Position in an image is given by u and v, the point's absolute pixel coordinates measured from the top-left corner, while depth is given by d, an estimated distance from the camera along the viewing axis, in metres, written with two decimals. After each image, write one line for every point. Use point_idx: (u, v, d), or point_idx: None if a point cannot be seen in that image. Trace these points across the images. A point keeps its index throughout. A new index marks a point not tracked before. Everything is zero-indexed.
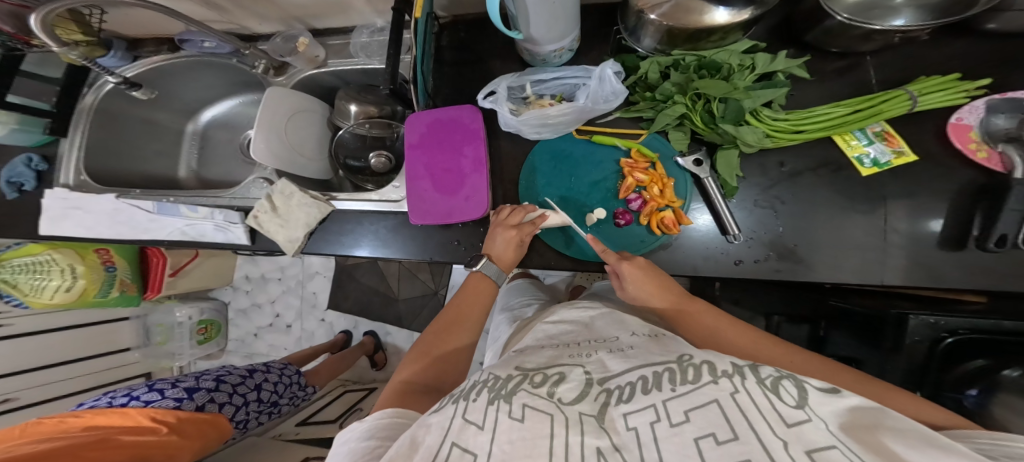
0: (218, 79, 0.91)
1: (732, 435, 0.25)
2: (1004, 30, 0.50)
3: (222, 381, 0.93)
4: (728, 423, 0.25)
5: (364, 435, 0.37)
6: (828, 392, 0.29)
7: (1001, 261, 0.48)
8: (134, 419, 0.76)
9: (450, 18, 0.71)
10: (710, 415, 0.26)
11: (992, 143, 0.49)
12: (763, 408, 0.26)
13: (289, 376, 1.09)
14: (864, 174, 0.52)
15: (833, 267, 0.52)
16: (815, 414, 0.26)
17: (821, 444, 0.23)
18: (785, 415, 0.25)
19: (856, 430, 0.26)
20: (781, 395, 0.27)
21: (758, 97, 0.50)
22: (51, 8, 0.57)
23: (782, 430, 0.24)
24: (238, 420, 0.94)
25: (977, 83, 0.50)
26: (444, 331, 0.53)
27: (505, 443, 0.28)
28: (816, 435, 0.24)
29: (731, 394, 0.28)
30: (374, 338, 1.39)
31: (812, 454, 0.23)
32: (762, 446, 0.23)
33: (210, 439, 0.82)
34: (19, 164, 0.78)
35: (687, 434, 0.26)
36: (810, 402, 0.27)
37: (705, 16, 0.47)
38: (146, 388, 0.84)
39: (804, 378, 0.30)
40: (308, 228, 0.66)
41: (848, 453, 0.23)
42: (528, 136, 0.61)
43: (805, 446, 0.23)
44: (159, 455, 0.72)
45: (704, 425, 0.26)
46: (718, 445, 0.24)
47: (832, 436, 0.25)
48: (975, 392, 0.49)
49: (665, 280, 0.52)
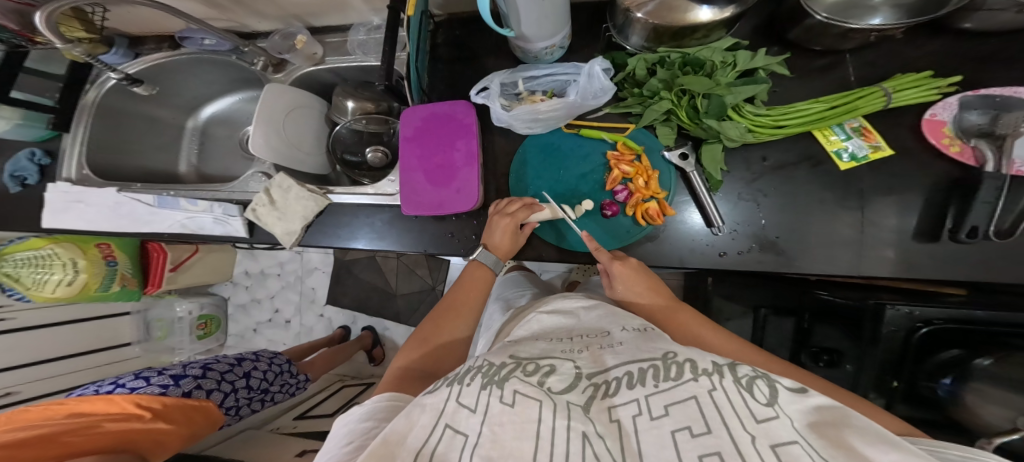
0: (218, 76, 0.92)
1: (706, 429, 0.27)
2: (979, 29, 0.52)
3: (209, 369, 0.95)
4: (703, 418, 0.27)
5: (364, 417, 0.39)
6: (797, 393, 0.30)
7: (971, 253, 0.50)
8: (118, 405, 0.76)
9: (445, 16, 0.72)
10: (688, 410, 0.28)
11: (964, 138, 0.50)
12: (736, 405, 0.28)
13: (278, 364, 1.11)
14: (843, 168, 0.54)
15: (813, 259, 0.53)
16: (783, 412, 0.28)
17: (784, 440, 0.25)
18: (755, 412, 0.27)
19: (821, 427, 0.28)
20: (753, 393, 0.29)
21: (739, 92, 0.52)
22: (55, 6, 0.59)
23: (752, 425, 0.26)
24: (227, 407, 0.97)
25: (949, 80, 0.51)
26: (442, 320, 0.55)
27: (494, 425, 0.30)
28: (780, 431, 0.26)
29: (709, 391, 0.29)
30: (373, 333, 1.40)
31: (776, 449, 0.25)
32: (732, 439, 0.25)
33: (199, 424, 0.86)
34: (22, 158, 0.80)
35: (666, 427, 0.28)
36: (780, 400, 0.29)
37: (689, 14, 0.49)
38: (133, 376, 0.87)
39: (776, 378, 0.31)
40: (305, 221, 0.68)
41: (809, 449, 0.25)
42: (520, 131, 0.63)
43: (770, 441, 0.25)
44: (144, 443, 0.75)
45: (682, 419, 0.28)
46: (693, 437, 0.26)
47: (796, 432, 0.26)
48: (950, 380, 0.52)
49: (657, 281, 0.54)
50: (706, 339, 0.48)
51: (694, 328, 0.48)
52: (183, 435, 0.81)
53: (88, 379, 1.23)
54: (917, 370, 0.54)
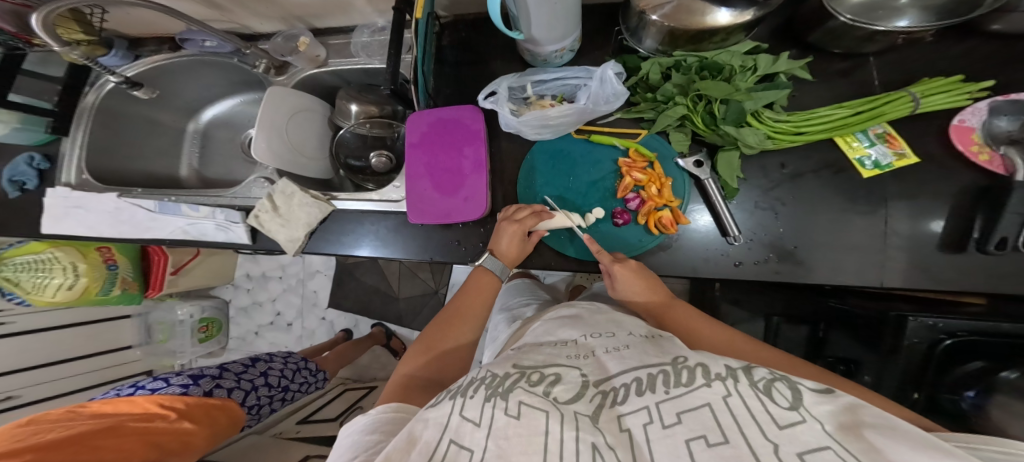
0: (219, 78, 0.91)
1: (723, 438, 0.25)
2: (1007, 32, 0.50)
3: (225, 369, 0.94)
4: (718, 427, 0.26)
5: (366, 429, 0.38)
6: (822, 394, 0.29)
7: (1000, 263, 0.48)
8: (141, 405, 0.75)
9: (452, 17, 0.71)
10: (702, 418, 0.27)
11: (994, 145, 0.49)
12: (755, 411, 0.26)
13: (294, 362, 1.11)
14: (865, 176, 0.52)
15: (834, 270, 0.52)
16: (809, 415, 0.26)
17: (814, 445, 0.23)
18: (777, 417, 0.26)
19: (848, 428, 0.26)
20: (773, 397, 0.27)
21: (760, 98, 0.50)
22: (52, 8, 0.57)
23: (774, 431, 0.24)
24: (250, 405, 0.96)
25: (980, 85, 0.49)
26: (447, 325, 0.53)
27: (500, 438, 0.28)
28: (808, 436, 0.24)
29: (723, 398, 0.27)
30: (384, 327, 1.39)
31: (804, 456, 0.23)
32: (751, 449, 0.23)
33: (222, 425, 0.82)
34: (21, 162, 0.79)
35: (679, 436, 0.26)
36: (805, 403, 0.27)
37: (707, 16, 0.47)
38: (152, 378, 0.88)
39: (797, 379, 0.30)
40: (308, 228, 0.67)
41: (842, 453, 0.23)
42: (529, 137, 0.61)
43: (797, 448, 0.23)
44: (172, 442, 0.72)
45: (696, 427, 0.26)
46: (708, 447, 0.25)
47: (826, 436, 0.24)
48: (974, 392, 0.51)
49: (656, 281, 0.52)
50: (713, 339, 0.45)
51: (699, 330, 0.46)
52: (207, 435, 0.77)
53: (90, 383, 1.22)
54: (938, 381, 0.53)
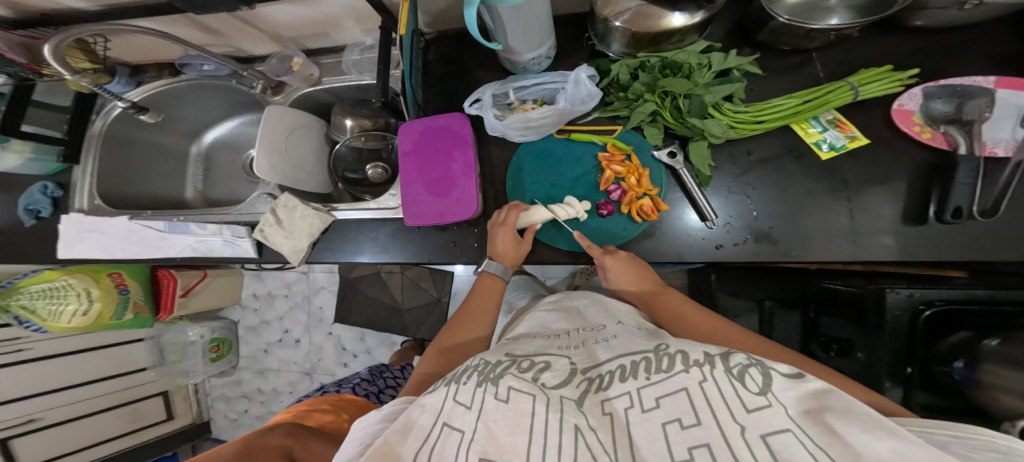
0: (219, 101, 0.95)
1: (696, 420, 0.27)
2: (933, 25, 0.54)
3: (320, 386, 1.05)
4: (693, 409, 0.28)
5: (379, 418, 0.40)
6: (793, 378, 0.30)
7: (955, 233, 0.51)
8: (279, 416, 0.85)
9: (435, 33, 0.75)
10: (679, 402, 0.29)
11: (934, 125, 0.53)
12: (727, 396, 0.28)
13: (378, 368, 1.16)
14: (823, 158, 0.56)
15: (809, 249, 0.55)
16: (776, 400, 0.28)
17: (776, 427, 0.25)
18: (747, 402, 0.28)
19: (813, 413, 0.27)
20: (745, 383, 0.29)
21: (717, 92, 0.54)
22: (61, 38, 0.62)
23: (742, 415, 0.27)
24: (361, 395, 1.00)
25: (910, 72, 0.54)
26: (459, 324, 0.55)
27: (489, 420, 0.31)
28: (773, 419, 0.26)
29: (700, 382, 0.30)
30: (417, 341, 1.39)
31: (766, 437, 0.25)
32: (721, 431, 0.26)
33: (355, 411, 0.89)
34: (36, 192, 0.83)
35: (657, 419, 0.28)
36: (774, 388, 0.29)
37: (663, 20, 0.51)
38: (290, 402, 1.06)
39: (772, 365, 0.32)
40: (312, 238, 0.70)
41: (802, 435, 0.25)
42: (514, 139, 0.65)
43: (760, 431, 0.25)
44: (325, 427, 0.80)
45: (672, 410, 0.28)
46: (682, 429, 0.27)
47: (790, 421, 0.26)
48: (962, 363, 0.52)
49: (646, 270, 0.55)
50: (715, 332, 0.47)
51: (692, 317, 0.49)
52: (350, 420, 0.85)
53: (108, 404, 1.26)
54: (928, 354, 0.54)
